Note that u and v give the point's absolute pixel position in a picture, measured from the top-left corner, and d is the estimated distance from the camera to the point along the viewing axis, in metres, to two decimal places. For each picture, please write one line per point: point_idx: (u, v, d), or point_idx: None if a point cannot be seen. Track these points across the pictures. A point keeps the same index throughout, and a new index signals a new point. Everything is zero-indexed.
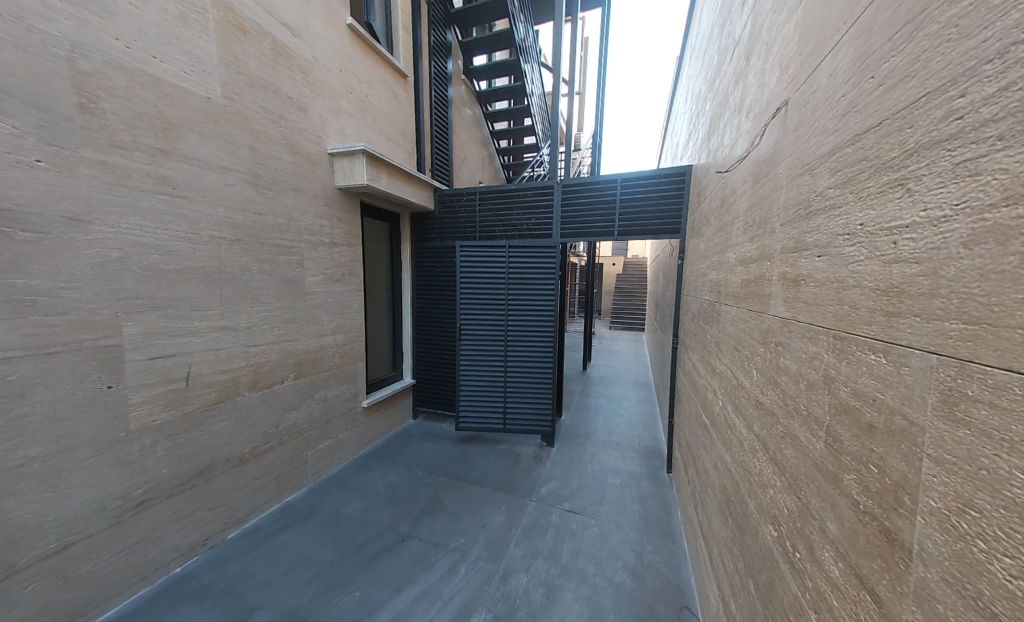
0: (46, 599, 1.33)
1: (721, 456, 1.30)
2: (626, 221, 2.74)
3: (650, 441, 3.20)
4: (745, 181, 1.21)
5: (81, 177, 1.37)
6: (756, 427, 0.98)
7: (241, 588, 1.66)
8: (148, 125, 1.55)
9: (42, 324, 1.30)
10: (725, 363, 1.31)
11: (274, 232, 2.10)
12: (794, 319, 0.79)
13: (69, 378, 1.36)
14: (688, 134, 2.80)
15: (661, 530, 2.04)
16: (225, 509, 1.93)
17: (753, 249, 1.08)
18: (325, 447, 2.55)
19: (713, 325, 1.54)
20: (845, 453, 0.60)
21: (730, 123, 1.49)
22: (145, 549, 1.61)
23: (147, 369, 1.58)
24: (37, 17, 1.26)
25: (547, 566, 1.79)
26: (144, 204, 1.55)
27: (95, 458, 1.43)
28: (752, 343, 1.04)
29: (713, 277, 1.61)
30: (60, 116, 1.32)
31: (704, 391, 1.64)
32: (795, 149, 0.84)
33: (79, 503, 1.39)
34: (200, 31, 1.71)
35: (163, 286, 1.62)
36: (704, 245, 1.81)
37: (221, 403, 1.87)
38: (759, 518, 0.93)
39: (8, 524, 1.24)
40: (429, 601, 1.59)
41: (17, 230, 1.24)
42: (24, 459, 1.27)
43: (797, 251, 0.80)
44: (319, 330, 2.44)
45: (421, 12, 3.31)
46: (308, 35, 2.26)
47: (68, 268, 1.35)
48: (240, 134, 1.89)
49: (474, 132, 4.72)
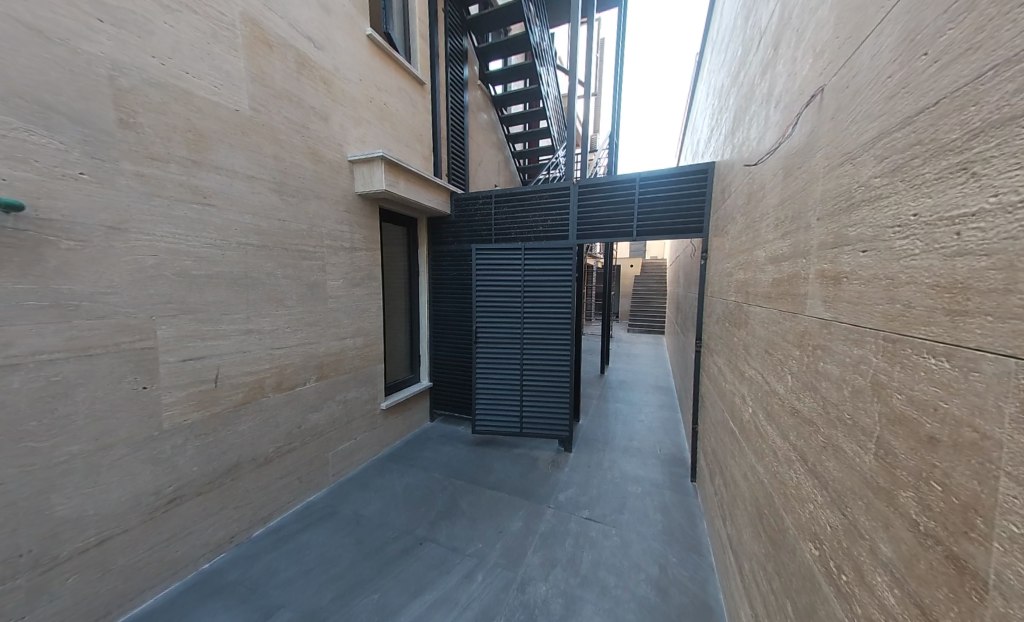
0: (86, 590, 1.39)
1: (752, 465, 1.23)
2: (645, 221, 2.67)
3: (672, 449, 3.10)
4: (774, 175, 1.15)
5: (120, 188, 1.44)
6: (792, 436, 0.92)
7: (264, 586, 1.69)
8: (181, 137, 1.61)
9: (84, 327, 1.36)
10: (755, 367, 1.25)
11: (297, 238, 2.16)
12: (836, 319, 0.74)
13: (107, 379, 1.42)
14: (710, 130, 2.71)
15: (686, 542, 1.96)
16: (250, 507, 1.98)
17: (786, 246, 1.02)
18: (345, 448, 2.59)
19: (741, 328, 1.47)
20: (900, 467, 0.54)
21: (756, 116, 1.43)
22: (175, 545, 1.66)
23: (179, 371, 1.64)
24: (82, 38, 1.33)
25: (567, 575, 1.74)
26: (177, 212, 1.61)
27: (130, 455, 1.49)
28: (786, 346, 0.98)
29: (739, 276, 1.53)
30: (101, 131, 1.39)
31: (731, 396, 1.56)
32: (832, 138, 0.79)
33: (115, 499, 1.46)
34: (230, 47, 1.78)
35: (194, 291, 1.68)
36: (730, 244, 1.73)
37: (247, 404, 1.93)
38: (798, 535, 0.86)
39: (51, 518, 1.30)
40: (447, 607, 1.57)
41: (63, 238, 1.31)
42: (67, 456, 1.33)
43: (837, 247, 0.74)
44: (339, 333, 2.49)
45: (439, 19, 3.36)
46: (330, 46, 2.32)
47: (108, 274, 1.42)
48: (265, 143, 1.95)
49: (489, 136, 4.75)
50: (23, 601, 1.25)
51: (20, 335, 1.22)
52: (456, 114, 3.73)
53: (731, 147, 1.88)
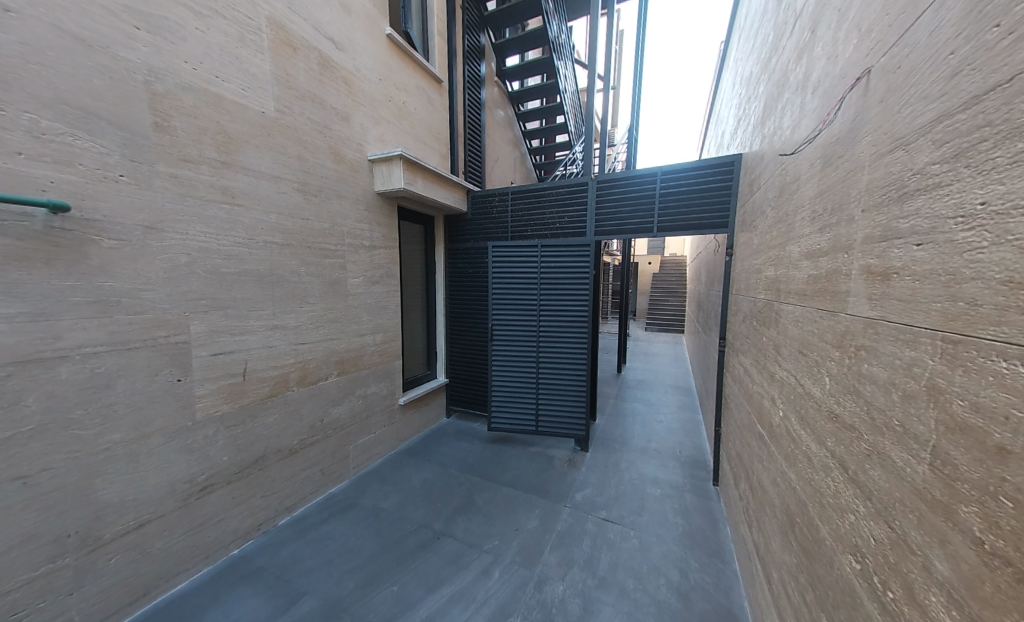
0: (126, 571, 1.47)
1: (783, 472, 1.17)
2: (667, 216, 2.59)
3: (693, 451, 3.01)
4: (811, 165, 1.09)
5: (155, 189, 1.50)
6: (830, 442, 0.87)
7: (289, 574, 1.74)
8: (211, 139, 1.67)
9: (124, 322, 1.43)
10: (787, 369, 1.19)
11: (319, 237, 2.21)
12: (883, 318, 0.69)
13: (144, 371, 1.49)
14: (736, 121, 2.60)
15: (708, 547, 1.90)
16: (276, 497, 2.05)
17: (824, 241, 0.96)
18: (365, 442, 2.64)
19: (771, 327, 1.40)
20: (961, 480, 0.50)
21: (790, 103, 1.36)
22: (207, 531, 1.74)
23: (210, 365, 1.71)
24: (120, 45, 1.39)
25: (584, 576, 1.72)
26: (208, 212, 1.67)
27: (165, 444, 1.57)
28: (824, 347, 0.93)
29: (769, 273, 1.47)
30: (139, 135, 1.45)
31: (759, 399, 1.50)
32: (881, 122, 0.73)
33: (153, 485, 1.53)
34: (256, 51, 1.83)
35: (223, 288, 1.74)
36: (759, 240, 1.65)
37: (273, 397, 1.99)
38: (836, 547, 0.82)
39: (96, 502, 1.38)
40: (464, 602, 1.58)
41: (105, 238, 1.37)
42: (109, 443, 1.40)
43: (885, 240, 0.69)
44: (359, 329, 2.54)
45: (457, 17, 3.35)
46: (351, 47, 2.36)
47: (145, 272, 1.48)
48: (289, 144, 2.00)
49: (506, 133, 4.73)
50: (71, 578, 1.33)
51: (66, 329, 1.29)
52: (473, 112, 3.73)
53: (760, 138, 1.79)
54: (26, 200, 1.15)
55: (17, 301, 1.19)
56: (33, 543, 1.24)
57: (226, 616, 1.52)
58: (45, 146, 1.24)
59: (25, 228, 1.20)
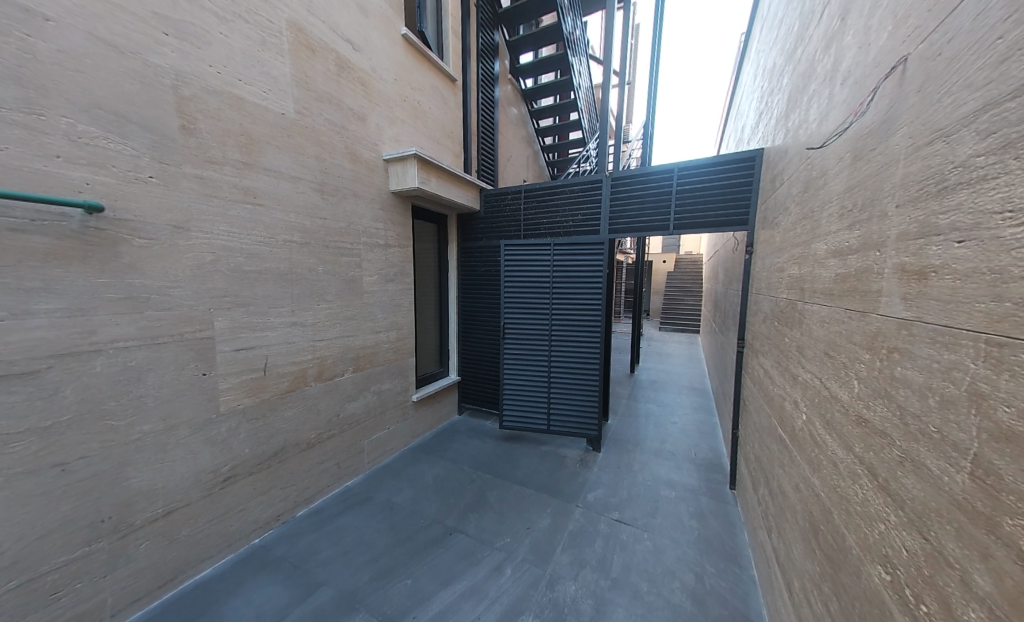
0: (155, 555, 1.54)
1: (806, 477, 1.13)
2: (684, 214, 2.53)
3: (709, 454, 2.95)
4: (840, 159, 1.04)
5: (182, 190, 1.55)
6: (858, 448, 0.84)
7: (306, 564, 1.79)
8: (234, 141, 1.72)
9: (154, 317, 1.49)
10: (811, 371, 1.15)
11: (336, 235, 2.25)
12: (918, 319, 0.65)
13: (171, 365, 1.55)
14: (758, 114, 2.52)
15: (725, 552, 1.86)
16: (294, 489, 2.10)
17: (853, 239, 0.92)
18: (379, 437, 2.68)
19: (794, 327, 1.35)
20: (1005, 491, 0.47)
21: (817, 95, 1.30)
22: (230, 519, 1.80)
23: (233, 359, 1.77)
24: (150, 51, 1.44)
25: (597, 577, 1.70)
26: (231, 212, 1.73)
27: (192, 436, 1.63)
28: (852, 349, 0.89)
29: (793, 272, 1.41)
30: (167, 137, 1.50)
31: (780, 401, 1.45)
32: (919, 113, 0.69)
33: (180, 474, 1.60)
34: (277, 53, 1.87)
35: (245, 285, 1.80)
36: (782, 237, 1.60)
37: (292, 392, 2.04)
38: (864, 558, 0.79)
39: (128, 489, 1.44)
40: (476, 598, 1.59)
41: (135, 237, 1.43)
42: (140, 433, 1.47)
43: (921, 237, 0.66)
44: (374, 327, 2.58)
45: (471, 15, 3.35)
46: (367, 48, 2.38)
47: (173, 270, 1.54)
48: (308, 145, 2.04)
49: (519, 131, 4.72)
50: (105, 561, 1.40)
51: (101, 324, 1.35)
52: (487, 110, 3.73)
53: (784, 132, 1.73)
54: (55, 199, 1.20)
55: (57, 297, 1.25)
56: (71, 527, 1.31)
57: (247, 603, 1.57)
58: (81, 149, 1.29)
59: (64, 228, 1.26)
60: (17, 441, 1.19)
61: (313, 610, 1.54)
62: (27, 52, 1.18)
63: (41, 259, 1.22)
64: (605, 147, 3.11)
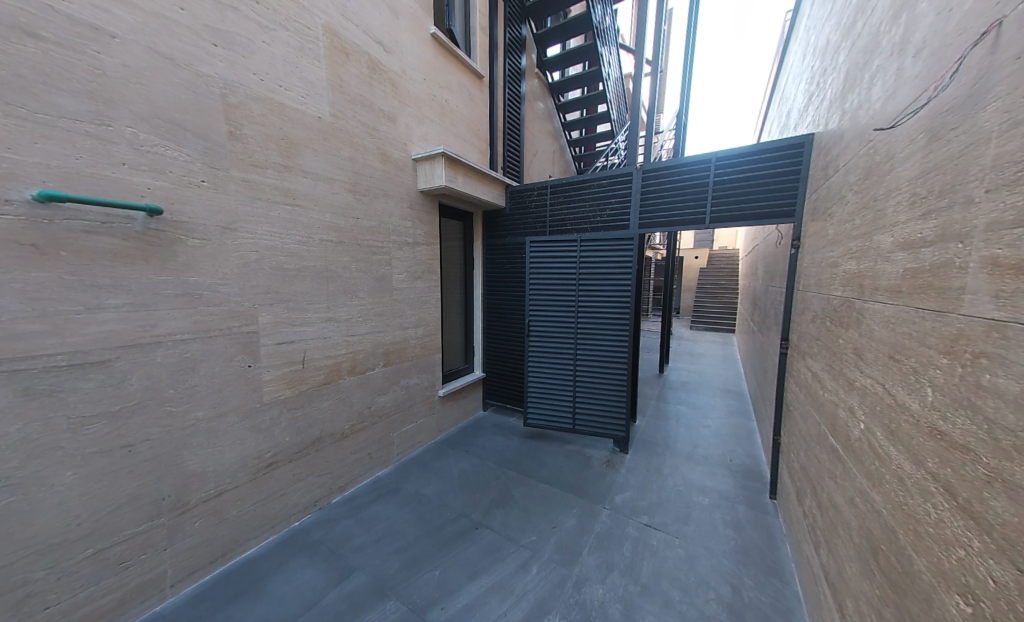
0: (208, 532, 1.66)
1: (864, 491, 1.03)
2: (721, 206, 2.39)
3: (746, 460, 2.79)
4: (912, 140, 0.93)
5: (229, 193, 1.65)
6: (931, 463, 0.75)
7: (341, 549, 1.86)
8: (275, 145, 1.80)
9: (206, 312, 1.60)
10: (871, 376, 1.05)
11: (368, 234, 2.32)
12: (1014, 320, 0.58)
13: (221, 358, 1.65)
14: (808, 96, 2.33)
15: (765, 565, 1.75)
16: (330, 477, 2.20)
17: (928, 230, 0.83)
18: (408, 430, 2.75)
19: (850, 328, 1.24)
20: None
21: (882, 70, 1.18)
22: (273, 502, 1.91)
23: (274, 353, 1.87)
24: (202, 62, 1.53)
25: (625, 582, 1.66)
26: (273, 213, 1.82)
27: (238, 423, 1.74)
28: (925, 353, 0.80)
29: (849, 267, 1.30)
30: (216, 143, 1.59)
31: (832, 407, 1.34)
32: (1017, 84, 0.61)
33: (229, 459, 1.71)
34: (314, 59, 1.95)
35: (285, 282, 1.89)
36: (836, 230, 1.48)
37: (327, 385, 2.13)
38: (937, 584, 0.71)
39: (184, 470, 1.56)
40: (502, 594, 1.60)
41: (190, 237, 1.53)
42: (195, 419, 1.58)
43: (1020, 227, 0.58)
44: (403, 323, 2.64)
45: (499, 10, 3.33)
46: (398, 49, 2.42)
47: (221, 268, 1.64)
48: (342, 147, 2.11)
49: (545, 126, 4.66)
50: (165, 535, 1.52)
51: (160, 318, 1.46)
52: (514, 106, 3.71)
53: (840, 114, 1.59)
54: (113, 202, 1.29)
55: (123, 293, 1.36)
56: (136, 503, 1.43)
57: (288, 582, 1.66)
58: (144, 157, 1.40)
59: (129, 229, 1.37)
60: (93, 423, 1.31)
61: (348, 593, 1.61)
62: (97, 68, 1.28)
63: (110, 259, 1.33)
64: (636, 138, 2.99)
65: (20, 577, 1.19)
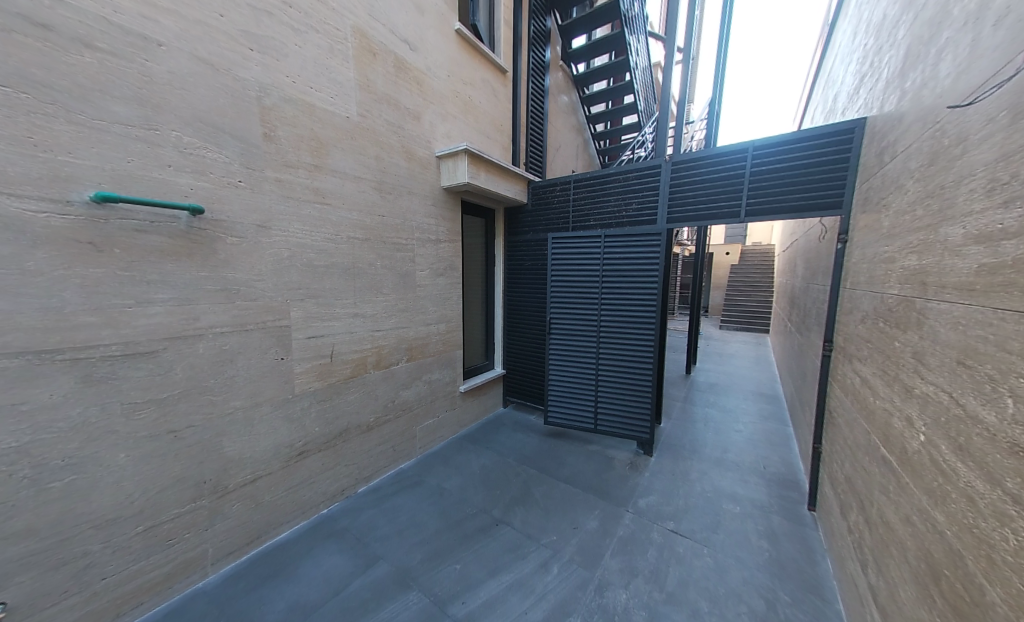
0: (245, 515, 1.75)
1: (924, 510, 0.94)
2: (759, 199, 2.25)
3: (781, 468, 2.65)
4: (992, 119, 0.83)
5: (264, 193, 1.71)
6: (1014, 484, 0.67)
7: (366, 538, 1.92)
8: (306, 145, 1.85)
9: (243, 307, 1.67)
10: (936, 383, 0.95)
11: (392, 231, 2.35)
12: None
13: (257, 350, 1.73)
14: (859, 76, 2.15)
15: (802, 580, 1.65)
16: (356, 468, 2.27)
17: (1011, 222, 0.73)
18: (430, 424, 2.79)
19: (910, 330, 1.13)
20: None
21: (953, 41, 1.05)
22: (304, 490, 1.99)
23: (306, 347, 1.94)
24: (239, 66, 1.59)
25: (650, 589, 1.61)
26: (304, 212, 1.87)
27: (273, 413, 1.82)
28: (1007, 360, 0.71)
29: (909, 263, 1.18)
30: (252, 145, 1.66)
31: (885, 416, 1.23)
32: None
33: (264, 446, 1.79)
34: (342, 59, 1.99)
35: (315, 278, 1.95)
36: (893, 222, 1.35)
37: (354, 378, 2.19)
38: (1016, 619, 0.63)
39: (224, 455, 1.65)
40: (523, 592, 1.59)
41: (228, 235, 1.60)
42: (233, 408, 1.67)
43: None
44: (426, 319, 2.67)
45: (524, 3, 3.28)
46: (423, 46, 2.43)
47: (257, 265, 1.71)
48: (369, 146, 2.15)
49: (569, 119, 4.57)
50: (206, 516, 1.61)
51: (202, 312, 1.54)
52: (537, 101, 3.66)
53: (899, 94, 1.45)
54: (160, 203, 1.37)
55: (169, 288, 1.44)
56: (181, 485, 1.52)
57: (317, 567, 1.72)
58: (187, 159, 1.47)
59: (174, 228, 1.44)
60: (143, 408, 1.40)
61: (372, 581, 1.65)
62: (146, 75, 1.35)
63: (158, 256, 1.41)
64: (666, 129, 2.88)
65: (81, 549, 1.29)
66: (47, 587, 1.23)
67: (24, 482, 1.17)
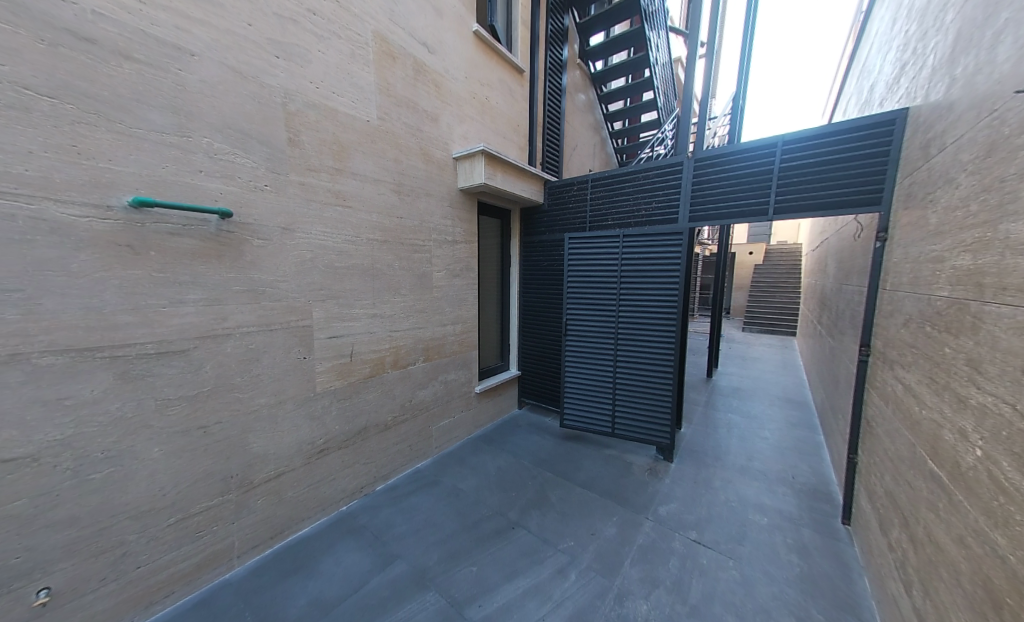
0: (269, 509, 1.80)
1: (983, 532, 0.86)
2: (789, 196, 2.14)
3: (811, 478, 2.52)
4: None
5: (288, 196, 1.76)
6: None
7: (384, 536, 1.93)
8: (328, 149, 1.89)
9: (268, 307, 1.72)
10: (997, 393, 0.87)
11: (410, 233, 2.37)
12: None
13: (281, 349, 1.78)
14: (900, 63, 2.02)
15: (837, 599, 1.56)
16: (374, 466, 2.29)
17: None
18: (446, 425, 2.80)
19: (962, 335, 1.04)
20: None
21: (1012, 22, 0.97)
22: (324, 486, 2.03)
23: (327, 346, 1.97)
24: (265, 73, 1.63)
25: (673, 601, 1.55)
26: (325, 214, 1.91)
27: (295, 411, 1.86)
28: None
29: (961, 262, 1.09)
30: (277, 150, 1.70)
31: (934, 426, 1.14)
32: None
33: (287, 443, 1.83)
34: (363, 64, 2.02)
35: (335, 279, 1.98)
36: (941, 219, 1.26)
37: (372, 378, 2.22)
38: None
39: (249, 451, 1.70)
40: (541, 597, 1.57)
41: (254, 238, 1.65)
42: (258, 406, 1.71)
43: None
44: (442, 320, 2.68)
45: (541, 2, 3.26)
46: (441, 49, 2.45)
47: (281, 266, 1.75)
48: (389, 148, 2.18)
49: (586, 118, 4.51)
50: (233, 510, 1.66)
51: (230, 312, 1.59)
52: (554, 100, 3.63)
53: (948, 80, 1.35)
54: (191, 207, 1.42)
55: (199, 289, 1.49)
56: (210, 479, 1.58)
57: (337, 564, 1.75)
58: (217, 164, 1.52)
59: (204, 231, 1.49)
60: (174, 405, 1.46)
61: (391, 580, 1.66)
62: (180, 84, 1.40)
63: (189, 258, 1.46)
64: (688, 125, 2.79)
65: (118, 538, 1.35)
66: (87, 573, 1.29)
67: (66, 473, 1.23)
